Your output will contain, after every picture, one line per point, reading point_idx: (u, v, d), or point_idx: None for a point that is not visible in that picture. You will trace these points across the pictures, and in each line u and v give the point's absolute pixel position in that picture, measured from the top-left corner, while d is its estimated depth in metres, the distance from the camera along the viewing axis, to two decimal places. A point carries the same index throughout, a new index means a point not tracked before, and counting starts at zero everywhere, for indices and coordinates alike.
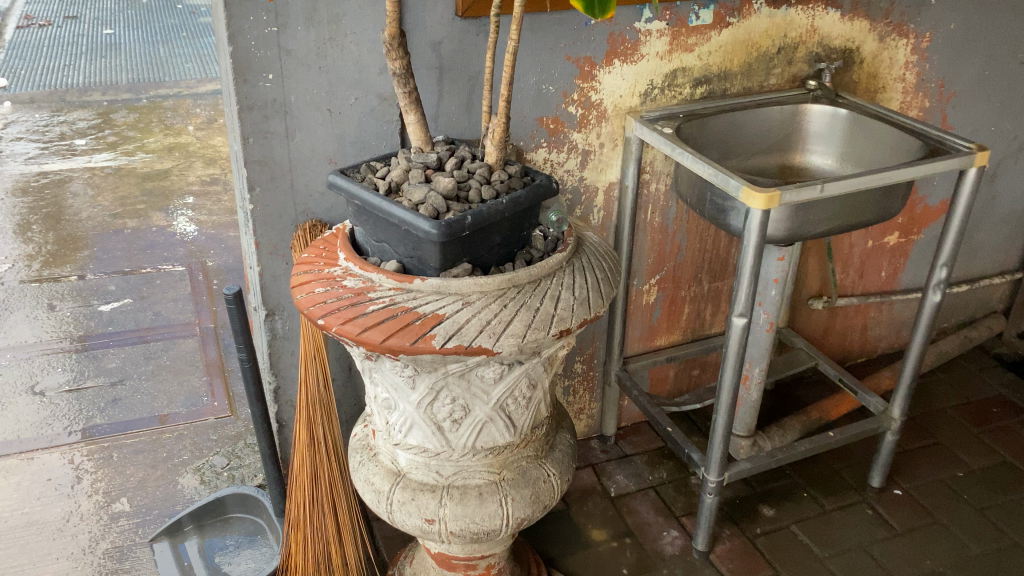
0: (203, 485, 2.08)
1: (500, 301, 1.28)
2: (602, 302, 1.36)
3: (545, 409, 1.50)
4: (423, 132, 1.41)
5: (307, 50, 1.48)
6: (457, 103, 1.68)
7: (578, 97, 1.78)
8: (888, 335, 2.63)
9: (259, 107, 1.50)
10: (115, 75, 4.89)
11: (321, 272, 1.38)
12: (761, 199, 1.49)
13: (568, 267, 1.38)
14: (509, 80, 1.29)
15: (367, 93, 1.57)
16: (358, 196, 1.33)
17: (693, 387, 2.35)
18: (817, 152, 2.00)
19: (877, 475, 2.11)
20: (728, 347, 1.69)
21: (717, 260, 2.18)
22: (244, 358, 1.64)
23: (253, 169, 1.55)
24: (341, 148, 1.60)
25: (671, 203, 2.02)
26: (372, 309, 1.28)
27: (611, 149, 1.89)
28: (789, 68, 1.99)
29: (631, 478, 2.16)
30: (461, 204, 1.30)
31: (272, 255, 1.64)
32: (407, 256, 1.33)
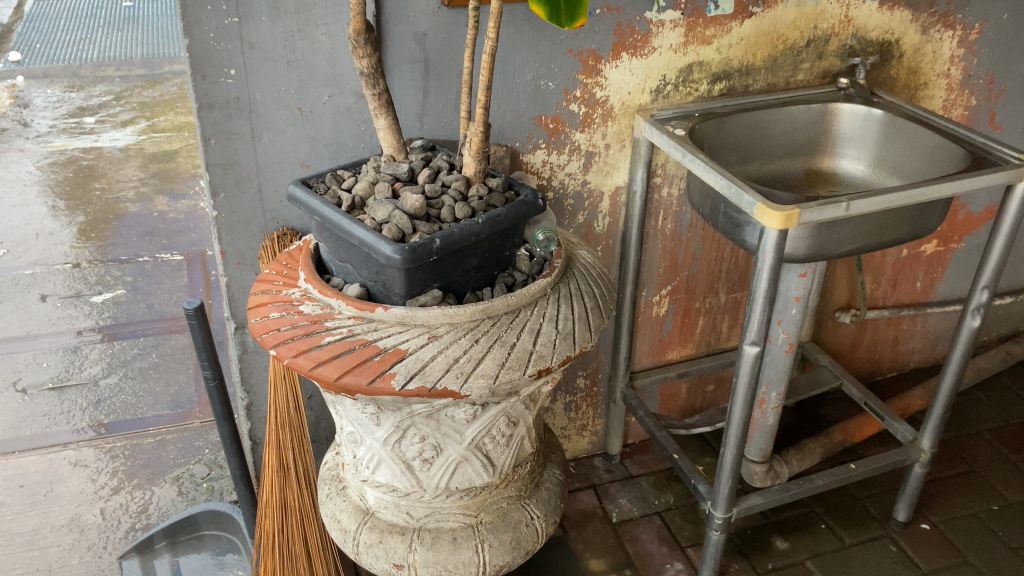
0: (181, 497, 1.97)
1: (471, 335, 1.13)
2: (590, 335, 1.20)
3: (529, 446, 1.36)
4: (395, 138, 1.26)
5: (273, 43, 1.33)
6: (445, 100, 1.53)
7: (581, 94, 1.62)
8: (921, 349, 2.44)
9: (220, 105, 1.36)
10: (131, 49, 4.77)
11: (280, 293, 1.24)
12: (778, 218, 1.32)
13: (554, 294, 1.22)
14: (486, 85, 1.13)
15: (342, 90, 1.41)
16: (318, 212, 1.18)
17: (707, 403, 2.19)
18: (848, 156, 1.81)
19: (903, 508, 1.93)
20: (739, 377, 1.52)
21: (735, 270, 2.01)
22: (209, 377, 1.52)
23: (216, 172, 1.41)
24: (314, 150, 1.46)
25: (684, 209, 1.85)
26: (327, 341, 1.13)
27: (618, 150, 1.72)
28: (820, 62, 1.80)
29: (634, 503, 2.01)
30: (431, 224, 1.16)
31: (239, 265, 1.51)
32: (371, 280, 1.18)
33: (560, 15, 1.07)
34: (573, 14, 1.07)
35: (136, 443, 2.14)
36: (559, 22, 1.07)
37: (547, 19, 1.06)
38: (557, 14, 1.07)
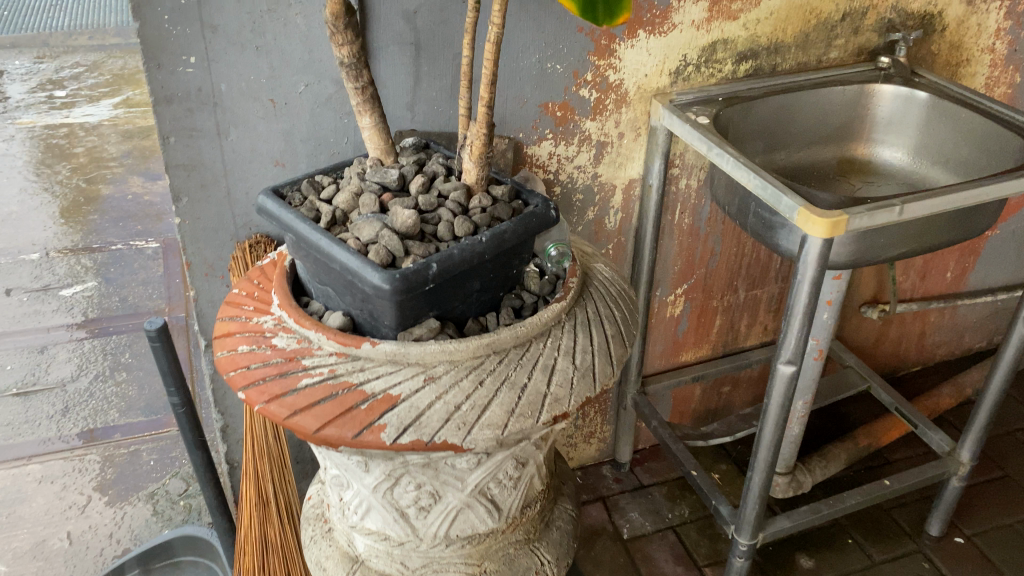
0: (155, 518, 1.81)
1: (474, 376, 0.97)
2: (612, 369, 1.03)
3: (539, 484, 1.20)
4: (382, 138, 1.08)
5: (239, 26, 1.14)
6: (439, 87, 1.34)
7: (592, 78, 1.43)
8: (948, 341, 2.29)
9: (180, 98, 1.17)
10: (106, 17, 4.52)
11: (250, 320, 1.08)
12: (824, 226, 1.15)
13: (570, 319, 1.05)
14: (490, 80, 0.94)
15: (321, 78, 1.23)
16: (292, 229, 1.01)
17: (722, 405, 2.04)
18: (885, 142, 1.63)
19: (936, 522, 1.79)
20: (771, 399, 1.36)
21: (757, 265, 1.84)
22: (177, 403, 1.35)
23: (177, 174, 1.23)
24: (290, 146, 1.27)
25: (704, 201, 1.68)
26: (305, 384, 0.97)
27: (632, 139, 1.54)
28: (855, 38, 1.62)
29: (647, 516, 1.86)
30: (426, 244, 0.98)
31: (208, 277, 1.34)
32: (357, 308, 1.01)
33: (597, 10, 0.86)
34: (612, 9, 0.86)
35: (108, 455, 1.98)
36: (597, 20, 0.86)
37: (580, 16, 0.85)
38: (593, 10, 0.85)
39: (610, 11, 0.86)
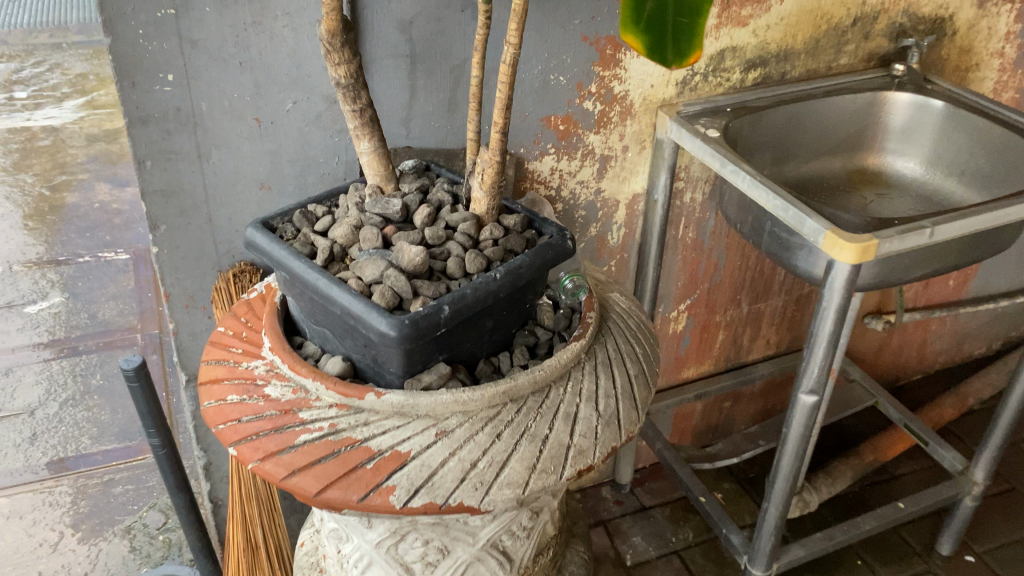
0: (133, 554, 1.71)
1: (490, 428, 0.88)
2: (637, 414, 0.95)
3: (552, 529, 1.12)
4: (381, 165, 0.99)
5: (221, 40, 1.05)
6: (436, 101, 1.25)
7: (596, 89, 1.35)
8: (948, 349, 2.24)
9: (157, 118, 1.07)
10: (69, 13, 4.35)
11: (239, 365, 0.98)
12: (854, 251, 1.08)
13: (590, 359, 0.97)
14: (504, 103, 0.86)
15: (310, 95, 1.13)
16: (285, 267, 0.92)
17: (724, 421, 1.97)
18: (897, 152, 1.57)
19: (947, 541, 1.74)
20: (790, 429, 1.29)
21: (760, 278, 1.75)
22: (157, 445, 1.25)
23: (154, 201, 1.13)
24: (276, 168, 1.18)
25: (709, 214, 1.60)
26: (303, 441, 0.88)
27: (637, 152, 1.47)
28: (866, 43, 1.54)
29: (650, 540, 1.79)
30: (436, 283, 0.90)
31: (188, 308, 1.24)
32: (358, 353, 0.93)
33: (665, 52, 0.79)
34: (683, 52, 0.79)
35: (80, 486, 1.87)
36: (664, 60, 0.80)
37: (645, 55, 0.80)
38: (660, 50, 0.79)
39: (681, 54, 0.79)
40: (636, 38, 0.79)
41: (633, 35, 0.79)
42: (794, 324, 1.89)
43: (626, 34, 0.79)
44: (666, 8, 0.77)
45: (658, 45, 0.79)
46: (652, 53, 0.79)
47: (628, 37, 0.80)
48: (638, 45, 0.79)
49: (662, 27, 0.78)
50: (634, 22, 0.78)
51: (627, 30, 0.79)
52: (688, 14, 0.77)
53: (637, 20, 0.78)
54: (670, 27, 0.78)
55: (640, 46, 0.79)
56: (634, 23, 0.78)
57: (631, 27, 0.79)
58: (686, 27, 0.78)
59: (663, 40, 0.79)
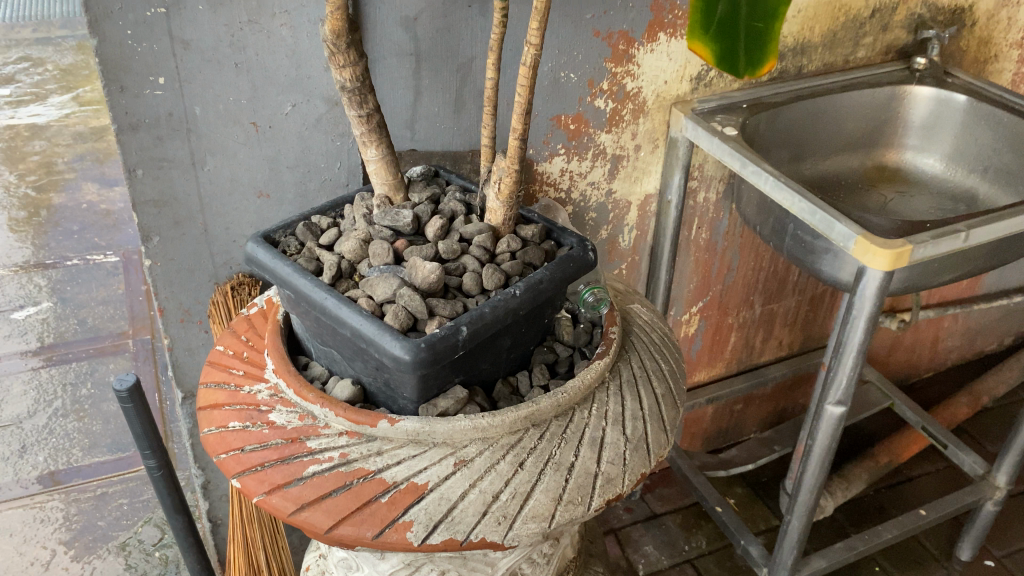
0: (129, 572, 1.65)
1: (513, 457, 0.82)
2: (667, 437, 0.90)
3: (571, 553, 1.07)
4: (389, 173, 0.93)
5: (214, 40, 0.98)
6: (442, 102, 1.19)
7: (608, 86, 1.29)
8: (960, 346, 2.19)
9: (147, 124, 1.01)
10: (52, 7, 4.24)
11: (241, 388, 0.92)
12: (887, 257, 1.03)
13: (615, 379, 0.91)
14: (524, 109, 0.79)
15: (310, 97, 1.07)
16: (289, 285, 0.86)
17: (735, 423, 1.92)
18: (916, 148, 1.52)
19: (968, 546, 1.69)
20: (815, 441, 1.24)
21: (773, 279, 1.70)
22: (153, 467, 1.19)
23: (146, 212, 1.07)
24: (275, 174, 1.11)
25: (722, 214, 1.54)
26: (312, 473, 0.82)
27: (650, 152, 1.41)
28: (884, 35, 1.48)
29: (662, 549, 1.74)
30: (451, 301, 0.84)
31: (184, 322, 1.18)
32: (369, 376, 0.87)
33: (736, 61, 0.75)
34: (754, 62, 0.75)
35: (72, 501, 1.80)
36: (735, 69, 0.75)
37: (714, 65, 0.75)
38: (730, 59, 0.75)
39: (754, 63, 0.75)
40: (704, 46, 0.75)
41: (702, 43, 0.75)
42: (807, 324, 1.84)
43: (693, 41, 0.75)
44: (738, 12, 0.73)
45: (729, 53, 0.75)
46: (722, 62, 0.75)
47: (695, 44, 0.75)
48: (707, 54, 0.75)
49: (733, 34, 0.74)
50: (702, 30, 0.74)
51: (694, 38, 0.75)
52: (759, 21, 0.73)
53: (706, 27, 0.74)
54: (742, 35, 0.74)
55: (708, 55, 0.75)
56: (702, 30, 0.74)
57: (699, 34, 0.74)
58: (758, 34, 0.73)
59: (735, 48, 0.74)
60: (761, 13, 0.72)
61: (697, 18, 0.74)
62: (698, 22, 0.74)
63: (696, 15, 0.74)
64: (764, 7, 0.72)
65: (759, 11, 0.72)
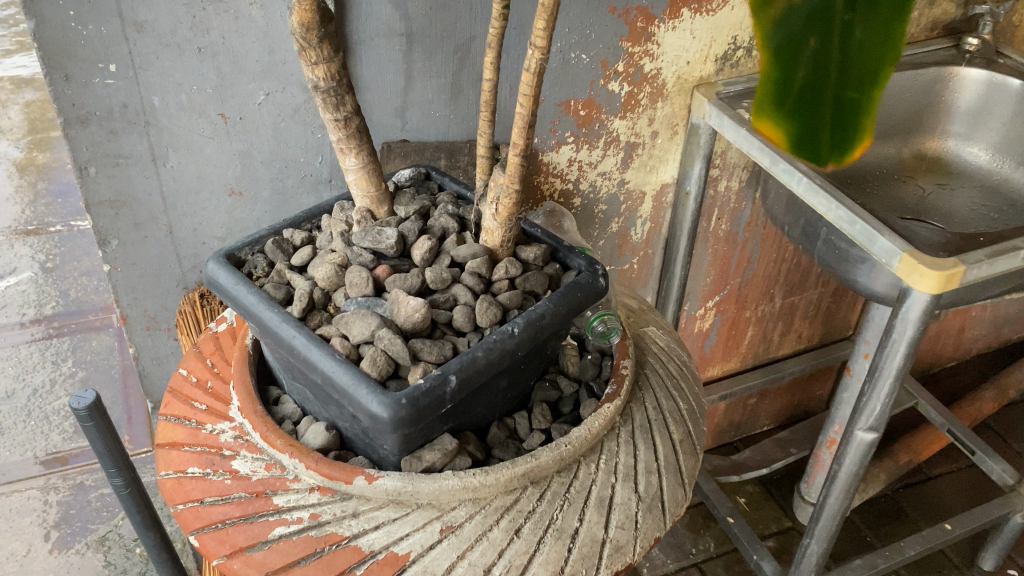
0: (108, 570, 1.57)
1: (509, 521, 0.72)
2: (683, 492, 0.79)
3: None
4: (371, 184, 0.80)
5: (172, 22, 0.85)
6: (436, 87, 1.06)
7: (624, 68, 1.15)
8: (986, 334, 2.08)
9: (99, 117, 0.89)
10: None
11: (202, 427, 0.82)
12: (935, 280, 0.91)
13: (626, 425, 0.80)
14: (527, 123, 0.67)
15: (286, 84, 0.93)
16: (253, 318, 0.74)
17: (748, 418, 1.82)
18: (960, 135, 1.38)
19: (992, 557, 1.60)
20: (840, 466, 1.14)
21: (796, 271, 1.57)
22: (118, 485, 1.09)
23: (101, 213, 0.96)
24: (247, 170, 0.99)
25: (745, 204, 1.41)
26: (279, 536, 0.71)
27: (668, 138, 1.27)
28: (931, 10, 1.33)
29: (669, 552, 1.66)
30: (439, 341, 0.73)
31: (150, 331, 1.08)
32: (346, 422, 0.76)
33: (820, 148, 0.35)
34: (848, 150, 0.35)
35: (51, 490, 1.71)
36: (815, 163, 0.35)
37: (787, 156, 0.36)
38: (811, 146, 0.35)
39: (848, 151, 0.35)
40: (773, 127, 0.35)
41: (771, 118, 0.35)
42: (828, 317, 1.72)
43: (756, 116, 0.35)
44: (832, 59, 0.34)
45: (809, 134, 0.35)
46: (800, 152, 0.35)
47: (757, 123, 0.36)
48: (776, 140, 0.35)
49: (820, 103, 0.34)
50: (763, 95, 0.35)
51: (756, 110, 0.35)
52: (869, 80, 0.34)
53: (776, 88, 0.35)
54: (830, 104, 0.34)
55: (779, 146, 0.35)
56: (770, 93, 0.35)
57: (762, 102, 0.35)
58: (861, 103, 0.34)
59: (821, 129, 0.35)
60: (871, 60, 0.34)
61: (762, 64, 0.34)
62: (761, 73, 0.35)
63: (759, 57, 0.34)
64: (878, 44, 0.34)
65: (870, 54, 0.34)
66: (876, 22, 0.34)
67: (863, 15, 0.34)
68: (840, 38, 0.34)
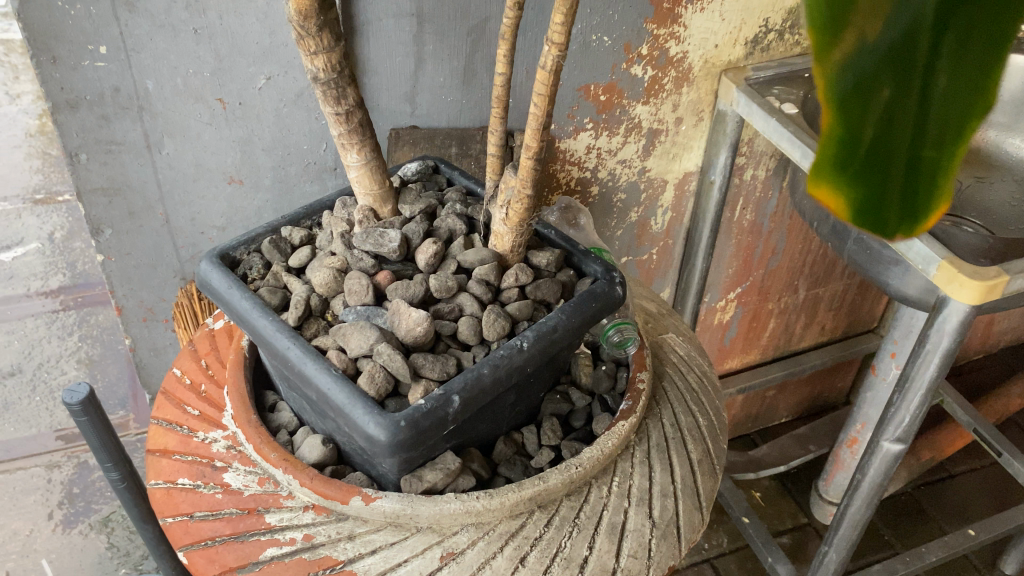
0: (111, 552, 1.55)
1: (514, 549, 0.68)
2: (700, 517, 0.74)
3: None
4: (374, 181, 0.75)
5: (165, 2, 0.78)
6: (448, 71, 1.00)
7: (648, 52, 1.08)
8: (1015, 327, 2.01)
9: (90, 102, 0.84)
10: None
11: (194, 435, 0.78)
12: (976, 290, 0.85)
13: (641, 444, 0.76)
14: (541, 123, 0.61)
15: (288, 69, 0.87)
16: (246, 325, 0.69)
17: (765, 409, 1.77)
18: (1001, 126, 1.31)
19: (1015, 560, 1.55)
20: (864, 477, 1.08)
21: (821, 263, 1.51)
22: (115, 479, 1.06)
23: (94, 201, 0.91)
24: (247, 158, 0.94)
25: (771, 194, 1.34)
26: (270, 558, 0.67)
27: (692, 125, 1.21)
28: None
29: None
30: (442, 355, 0.68)
31: (147, 322, 1.05)
32: (343, 437, 0.72)
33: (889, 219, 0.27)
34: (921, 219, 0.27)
35: (55, 468, 1.69)
36: (883, 241, 0.27)
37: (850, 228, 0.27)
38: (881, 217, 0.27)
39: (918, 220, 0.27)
40: (832, 200, 0.27)
41: (831, 185, 0.26)
42: (853, 309, 1.66)
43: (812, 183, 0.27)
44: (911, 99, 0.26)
45: (875, 210, 0.27)
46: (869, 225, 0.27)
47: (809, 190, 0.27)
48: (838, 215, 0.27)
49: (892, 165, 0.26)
50: (820, 162, 0.26)
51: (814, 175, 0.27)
52: (952, 141, 0.26)
53: (840, 147, 0.26)
54: (902, 175, 0.27)
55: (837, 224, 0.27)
56: (831, 152, 0.26)
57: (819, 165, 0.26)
58: (942, 169, 0.27)
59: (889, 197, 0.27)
60: (962, 119, 0.26)
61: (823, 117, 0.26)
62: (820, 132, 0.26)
63: (819, 108, 0.26)
64: (970, 93, 0.26)
65: (960, 104, 0.26)
66: (966, 60, 0.26)
67: (951, 58, 0.26)
68: (921, 89, 0.26)
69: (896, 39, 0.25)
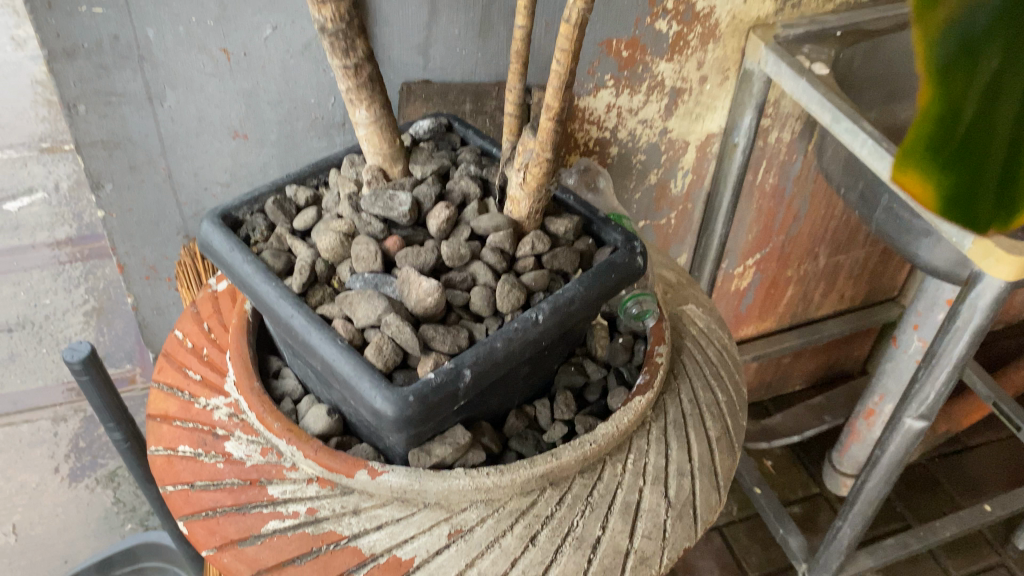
0: (117, 507, 1.55)
1: (525, 528, 0.65)
2: (718, 496, 0.72)
3: None
4: (384, 140, 0.71)
5: None
6: (463, 22, 0.95)
7: (674, 5, 1.02)
8: None
9: (88, 51, 0.79)
10: None
11: (195, 401, 0.75)
12: (1014, 267, 0.79)
13: (658, 420, 0.73)
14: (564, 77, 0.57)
15: (294, 18, 0.82)
16: (249, 290, 0.66)
17: (779, 377, 1.74)
18: None
19: None
20: (883, 453, 1.06)
21: (844, 230, 1.46)
22: (118, 439, 1.04)
23: (94, 155, 0.88)
24: (252, 111, 0.90)
25: (796, 157, 1.29)
26: (273, 532, 0.65)
27: (717, 84, 1.15)
28: None
29: None
30: (453, 327, 0.65)
31: (150, 279, 1.03)
32: (349, 408, 0.69)
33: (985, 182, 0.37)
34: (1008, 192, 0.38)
35: (61, 421, 1.68)
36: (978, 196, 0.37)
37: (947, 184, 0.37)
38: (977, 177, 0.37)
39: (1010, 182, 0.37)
40: (924, 173, 0.37)
41: (931, 151, 0.37)
42: (873, 277, 1.62)
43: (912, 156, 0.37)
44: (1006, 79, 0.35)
45: (973, 174, 0.37)
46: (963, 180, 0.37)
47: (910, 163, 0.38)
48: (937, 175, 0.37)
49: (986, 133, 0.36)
50: (920, 132, 0.36)
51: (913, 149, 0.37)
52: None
53: (943, 123, 0.36)
54: (1006, 140, 0.36)
55: (929, 188, 0.38)
56: (935, 126, 0.36)
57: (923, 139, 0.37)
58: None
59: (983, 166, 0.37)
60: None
61: (924, 91, 0.36)
62: (923, 105, 0.36)
63: (923, 84, 0.36)
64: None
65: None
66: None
67: None
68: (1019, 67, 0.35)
69: (998, 18, 0.34)
